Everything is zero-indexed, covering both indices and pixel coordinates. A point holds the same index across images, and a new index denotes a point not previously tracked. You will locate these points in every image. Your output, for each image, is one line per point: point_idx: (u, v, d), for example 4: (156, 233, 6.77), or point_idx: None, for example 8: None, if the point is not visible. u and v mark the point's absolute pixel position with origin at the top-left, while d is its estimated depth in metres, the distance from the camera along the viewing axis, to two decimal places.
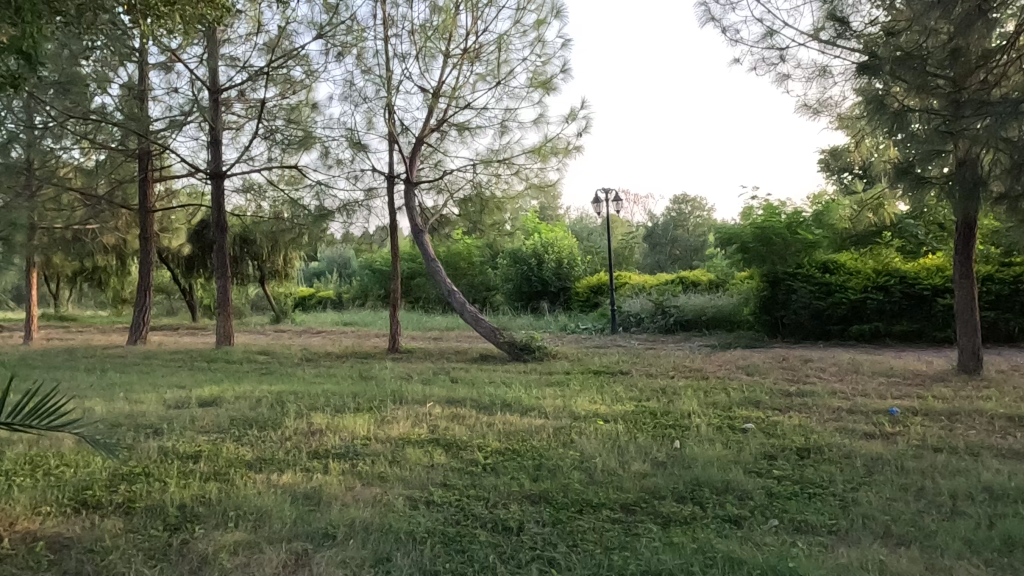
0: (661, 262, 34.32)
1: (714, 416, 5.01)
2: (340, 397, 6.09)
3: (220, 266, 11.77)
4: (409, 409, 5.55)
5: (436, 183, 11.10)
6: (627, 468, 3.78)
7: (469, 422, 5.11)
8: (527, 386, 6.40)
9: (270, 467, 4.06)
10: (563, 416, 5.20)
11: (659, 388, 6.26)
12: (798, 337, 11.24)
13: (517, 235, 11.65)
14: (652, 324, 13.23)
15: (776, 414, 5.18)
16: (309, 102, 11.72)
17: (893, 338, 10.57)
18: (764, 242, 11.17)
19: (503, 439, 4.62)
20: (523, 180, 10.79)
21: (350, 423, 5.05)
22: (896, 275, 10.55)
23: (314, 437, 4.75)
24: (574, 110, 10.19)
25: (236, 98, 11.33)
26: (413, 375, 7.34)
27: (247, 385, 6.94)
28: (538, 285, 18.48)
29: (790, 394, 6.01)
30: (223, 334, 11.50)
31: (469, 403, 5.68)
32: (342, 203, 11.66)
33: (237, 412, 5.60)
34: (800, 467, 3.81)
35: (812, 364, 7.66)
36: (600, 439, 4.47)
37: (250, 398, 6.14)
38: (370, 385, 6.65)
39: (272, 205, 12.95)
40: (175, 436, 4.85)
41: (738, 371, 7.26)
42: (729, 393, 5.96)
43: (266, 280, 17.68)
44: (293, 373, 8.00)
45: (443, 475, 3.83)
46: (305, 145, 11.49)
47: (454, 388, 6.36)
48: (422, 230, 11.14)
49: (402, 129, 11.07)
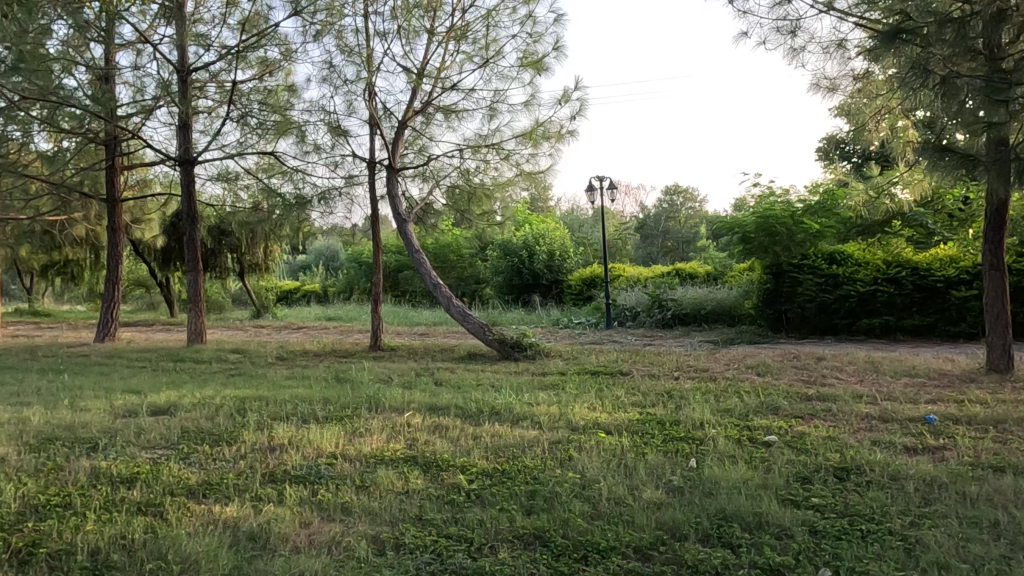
0: (653, 253, 33.63)
1: (731, 426, 4.42)
2: (309, 404, 5.45)
3: (191, 258, 11.08)
4: (385, 419, 4.90)
5: (421, 171, 10.46)
6: (638, 497, 3.18)
7: (451, 435, 4.47)
8: (518, 391, 5.77)
9: (216, 495, 3.43)
10: (559, 427, 4.59)
11: (664, 392, 5.65)
12: (803, 332, 10.66)
13: (507, 225, 11.00)
14: (649, 318, 12.64)
15: (799, 423, 4.59)
16: (286, 85, 11.06)
17: (904, 333, 9.97)
18: (767, 232, 10.59)
19: (489, 456, 4.00)
20: (513, 166, 10.14)
21: (316, 437, 4.42)
22: (908, 266, 9.96)
23: (274, 456, 4.13)
24: (568, 92, 9.56)
25: (208, 80, 10.63)
26: (393, 377, 6.70)
27: (211, 389, 6.29)
28: (530, 278, 17.87)
29: (811, 399, 5.41)
30: (195, 331, 10.85)
31: (453, 411, 5.04)
32: (322, 192, 11.00)
33: (190, 424, 4.94)
34: (842, 494, 3.21)
35: (826, 362, 7.08)
36: (602, 456, 3.86)
37: (209, 405, 5.49)
38: (345, 389, 6.00)
39: (248, 194, 12.28)
40: (111, 453, 4.21)
41: (748, 372, 6.64)
42: (743, 398, 5.35)
43: (245, 274, 16.99)
44: (264, 375, 7.35)
45: (418, 506, 3.21)
46: (282, 131, 10.83)
47: (436, 393, 5.72)
48: (407, 220, 10.49)
49: (384, 113, 10.41)
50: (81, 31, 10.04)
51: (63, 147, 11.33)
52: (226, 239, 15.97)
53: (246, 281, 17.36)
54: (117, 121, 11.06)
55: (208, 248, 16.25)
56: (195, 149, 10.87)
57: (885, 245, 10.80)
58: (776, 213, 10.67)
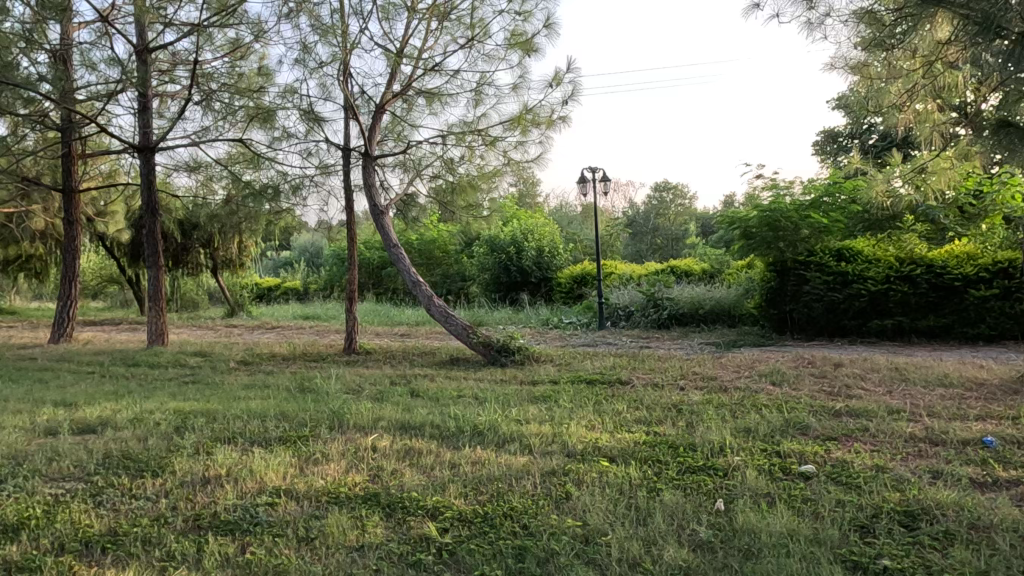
0: (643, 251, 32.29)
1: (757, 453, 3.70)
2: (263, 422, 4.68)
3: (150, 253, 10.23)
4: (347, 441, 4.15)
5: (401, 160, 9.70)
6: (660, 559, 2.46)
7: (422, 464, 3.73)
8: (505, 405, 5.03)
9: (118, 552, 2.69)
10: (554, 453, 3.87)
11: (673, 407, 4.93)
12: (810, 333, 9.97)
13: (495, 219, 10.26)
14: (643, 318, 11.94)
15: (835, 447, 3.89)
16: (258, 68, 10.28)
17: (918, 336, 9.31)
18: (771, 226, 9.96)
19: (467, 495, 3.26)
20: (499, 154, 9.39)
21: (262, 466, 3.66)
22: (923, 263, 9.29)
23: (206, 492, 3.37)
24: (560, 74, 8.84)
25: (170, 61, 9.80)
26: (364, 387, 5.94)
27: (155, 401, 5.50)
28: (518, 275, 17.08)
29: (841, 415, 4.71)
30: (156, 333, 10.08)
31: (429, 431, 4.31)
32: (295, 182, 10.21)
33: (116, 446, 4.15)
34: (918, 554, 2.52)
35: (845, 369, 6.38)
36: (606, 495, 3.14)
37: (146, 423, 4.71)
38: (307, 402, 5.26)
39: (217, 185, 11.47)
40: (6, 487, 3.43)
41: (762, 381, 5.93)
42: (763, 415, 4.65)
43: (219, 271, 16.17)
44: (221, 383, 6.57)
45: (374, 571, 2.48)
46: (252, 117, 10.02)
47: (410, 407, 4.97)
48: (385, 212, 9.71)
49: (361, 98, 9.63)
50: (33, 8, 9.21)
51: (23, 137, 10.51)
52: (197, 234, 15.12)
53: (220, 278, 16.53)
54: (73, 105, 10.21)
55: (177, 243, 15.42)
56: (155, 135, 10.02)
57: (896, 241, 10.16)
58: (781, 207, 10.02)
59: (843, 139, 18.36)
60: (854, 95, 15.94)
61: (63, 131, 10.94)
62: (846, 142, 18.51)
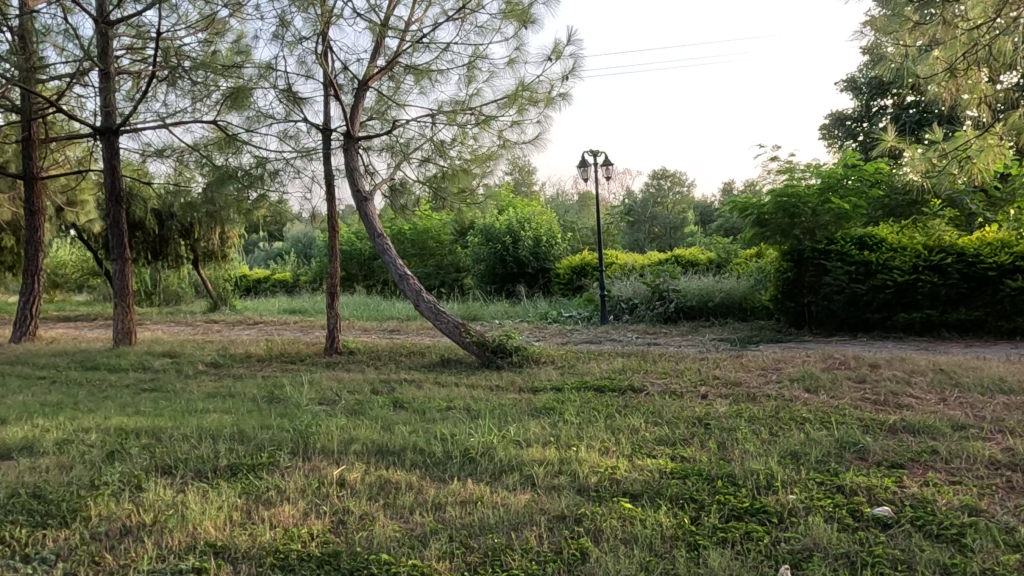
0: (639, 240, 31.83)
1: (815, 489, 2.99)
2: (215, 444, 3.95)
3: (115, 245, 9.45)
4: (310, 472, 3.43)
5: (387, 143, 8.94)
6: None
7: (400, 505, 3.01)
8: (502, 420, 4.30)
9: None
10: (563, 487, 3.14)
11: (696, 422, 4.21)
12: (829, 328, 9.27)
13: (490, 206, 9.51)
14: (649, 312, 11.22)
15: (904, 478, 3.18)
16: (233, 44, 9.47)
17: (948, 330, 8.58)
18: (788, 215, 9.32)
19: (454, 555, 2.52)
20: (494, 135, 8.63)
21: (198, 511, 2.92)
22: (952, 251, 8.58)
23: (119, 551, 2.63)
24: (559, 46, 8.08)
25: (135, 35, 8.94)
26: (341, 396, 5.19)
27: (97, 416, 4.75)
28: (514, 267, 16.31)
29: (898, 433, 3.99)
30: (122, 331, 9.36)
31: (412, 456, 3.59)
32: (273, 167, 9.41)
33: (29, 479, 3.41)
34: None
35: (885, 372, 5.67)
36: (633, 556, 2.41)
37: (78, 445, 3.99)
38: (274, 417, 4.54)
39: (191, 173, 10.68)
40: None
41: (794, 387, 5.21)
42: (807, 432, 3.94)
43: (200, 264, 15.43)
44: (183, 391, 5.83)
45: None
46: (226, 98, 9.20)
47: (391, 424, 4.25)
48: (369, 198, 8.91)
49: (343, 75, 8.85)
50: None
51: None
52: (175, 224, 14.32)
53: (202, 271, 15.75)
54: (31, 84, 9.33)
55: (155, 234, 14.61)
56: (120, 116, 9.17)
57: (923, 228, 9.45)
58: (799, 191, 9.28)
59: (852, 123, 17.71)
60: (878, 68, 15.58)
61: (22, 114, 10.05)
62: (854, 126, 17.84)
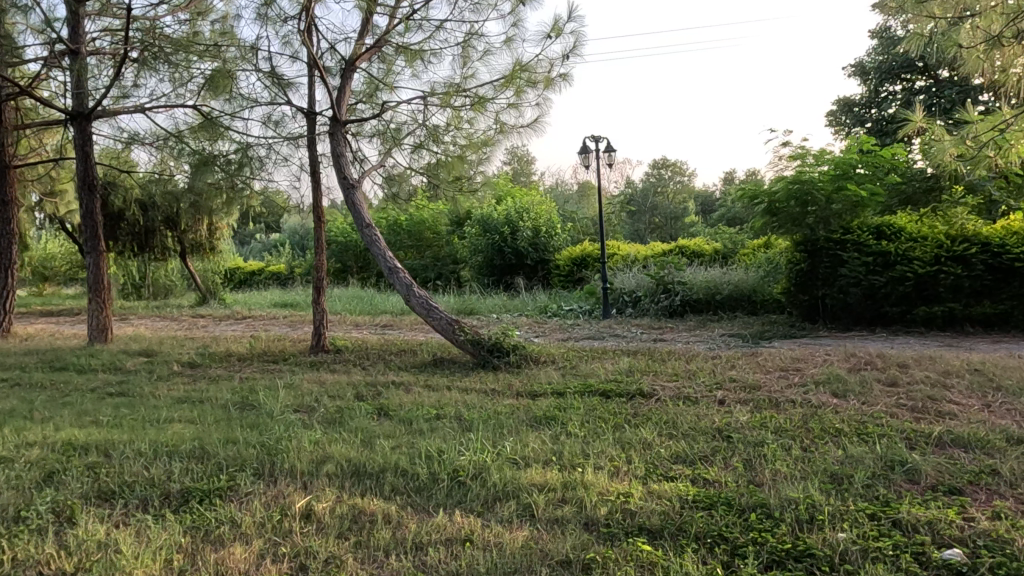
0: (640, 230, 31.36)
1: (867, 525, 2.51)
2: (170, 463, 3.46)
3: (90, 237, 8.95)
4: (272, 500, 2.95)
5: (377, 127, 8.43)
6: None
7: (374, 543, 2.53)
8: (496, 433, 3.82)
9: None
10: (568, 521, 2.66)
11: (717, 434, 3.72)
12: (844, 323, 8.78)
13: (487, 194, 9.00)
14: (653, 305, 10.74)
15: (970, 509, 2.70)
16: (213, 22, 8.92)
17: (972, 325, 8.10)
18: (800, 204, 8.82)
19: None
20: (490, 119, 8.12)
21: (130, 555, 2.43)
22: (976, 241, 8.10)
23: None
24: (559, 24, 7.57)
25: (106, 14, 8.39)
26: (320, 403, 4.70)
27: (47, 427, 4.27)
28: (512, 258, 15.82)
29: (947, 448, 3.51)
30: (98, 328, 8.88)
31: (393, 480, 3.10)
32: (256, 154, 8.88)
33: None
34: None
35: (918, 372, 5.19)
36: None
37: (14, 464, 3.51)
38: (243, 429, 4.06)
39: (172, 161, 10.17)
40: None
41: (820, 391, 4.72)
42: (844, 447, 3.45)
43: (188, 256, 14.95)
44: (151, 395, 5.34)
45: None
46: (206, 81, 8.68)
47: (373, 438, 3.77)
48: (358, 187, 8.38)
49: (329, 55, 8.32)
50: None
51: None
52: (159, 214, 13.82)
53: (189, 264, 15.26)
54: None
55: (141, 225, 14.10)
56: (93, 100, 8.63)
57: (944, 216, 8.96)
58: (813, 177, 8.78)
59: (860, 108, 17.19)
60: (885, 37, 15.45)
61: None
62: (862, 112, 17.26)
